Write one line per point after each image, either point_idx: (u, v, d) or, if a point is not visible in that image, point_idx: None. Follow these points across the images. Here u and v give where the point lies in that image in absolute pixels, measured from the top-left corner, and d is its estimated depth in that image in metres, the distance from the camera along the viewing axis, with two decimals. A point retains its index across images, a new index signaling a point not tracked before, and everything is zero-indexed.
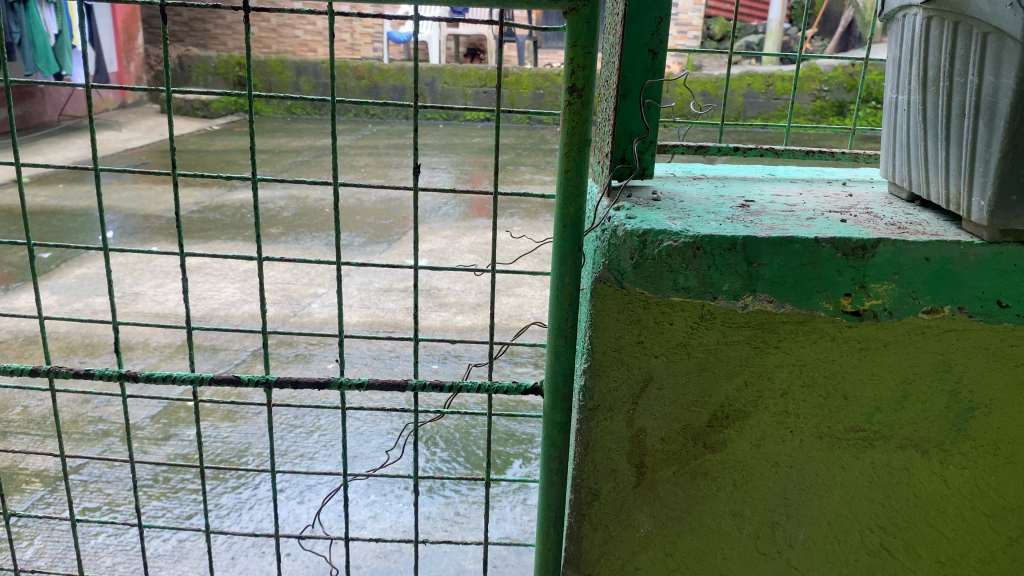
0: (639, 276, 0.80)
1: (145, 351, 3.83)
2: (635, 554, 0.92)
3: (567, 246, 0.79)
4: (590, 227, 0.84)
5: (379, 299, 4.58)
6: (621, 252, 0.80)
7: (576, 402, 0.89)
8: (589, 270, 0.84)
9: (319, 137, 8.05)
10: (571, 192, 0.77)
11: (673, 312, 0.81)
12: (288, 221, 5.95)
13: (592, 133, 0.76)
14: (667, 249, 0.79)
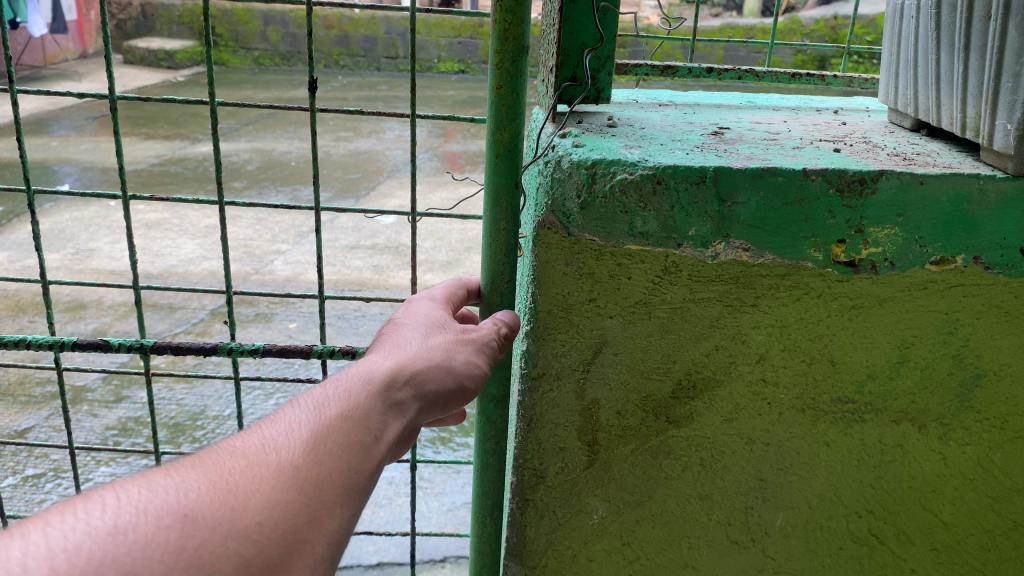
0: (587, 219, 0.66)
1: (97, 309, 3.67)
2: (587, 544, 0.80)
3: (507, 175, 0.65)
4: (532, 160, 0.70)
5: (345, 257, 4.47)
6: (566, 189, 0.66)
7: (518, 370, 0.75)
8: (531, 212, 0.70)
9: (287, 89, 7.82)
10: (506, 118, 0.64)
11: (635, 259, 0.68)
12: (252, 175, 5.77)
13: (530, 41, 0.62)
14: (621, 184, 0.65)
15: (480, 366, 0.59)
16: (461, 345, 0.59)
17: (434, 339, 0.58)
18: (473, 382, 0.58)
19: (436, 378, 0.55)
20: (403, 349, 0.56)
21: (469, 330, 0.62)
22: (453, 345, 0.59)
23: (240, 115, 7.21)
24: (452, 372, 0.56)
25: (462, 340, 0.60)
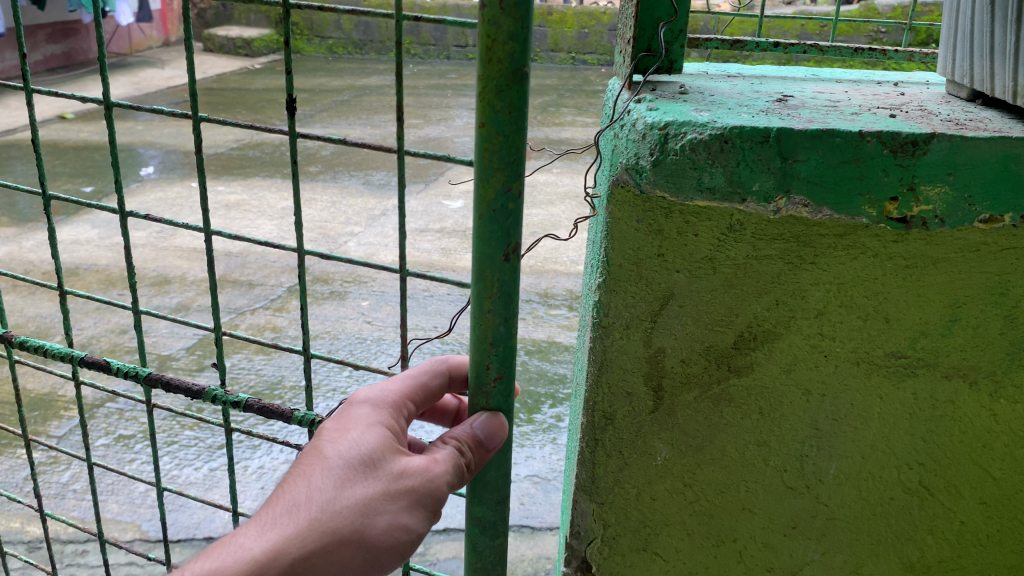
0: (658, 175, 0.73)
1: (182, 284, 4.04)
2: (652, 484, 0.87)
3: (492, 233, 0.69)
4: (610, 123, 0.77)
5: (415, 240, 4.70)
6: (640, 149, 0.73)
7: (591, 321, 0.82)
8: (608, 173, 0.77)
9: (360, 76, 8.30)
10: (493, 167, 0.67)
11: (699, 216, 0.74)
12: (326, 159, 6.04)
13: (521, 88, 0.65)
14: (691, 143, 0.71)
15: (396, 537, 0.63)
16: (384, 502, 0.63)
17: (350, 493, 0.63)
18: (381, 548, 0.63)
19: (320, 561, 0.61)
20: (307, 510, 0.62)
21: (392, 489, 0.64)
22: (361, 517, 0.63)
23: (315, 101, 7.53)
24: (353, 546, 0.62)
25: (386, 498, 0.64)
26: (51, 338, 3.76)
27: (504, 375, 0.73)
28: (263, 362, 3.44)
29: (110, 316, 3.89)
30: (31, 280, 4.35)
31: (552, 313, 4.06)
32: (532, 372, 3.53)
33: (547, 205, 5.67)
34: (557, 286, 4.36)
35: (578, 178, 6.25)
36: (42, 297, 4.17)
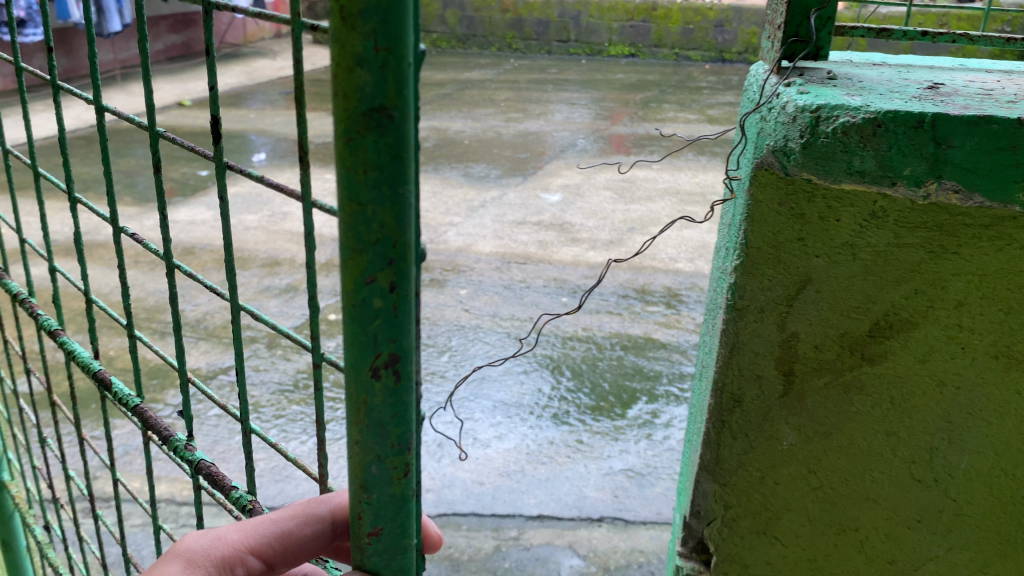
0: (807, 156, 0.85)
1: (291, 267, 4.48)
2: (777, 468, 1.00)
3: (358, 331, 0.62)
4: (758, 105, 0.91)
5: (511, 231, 5.09)
6: (792, 132, 0.86)
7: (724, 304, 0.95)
8: (750, 157, 0.90)
9: (460, 72, 9.60)
10: (355, 246, 0.60)
11: (835, 209, 0.86)
12: (428, 151, 6.74)
13: (372, 155, 0.57)
14: (845, 126, 0.83)
15: None
16: None
17: None
18: None
19: None
20: None
21: None
22: None
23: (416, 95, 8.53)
24: None
25: None
26: (168, 312, 4.00)
27: (369, 520, 0.69)
28: None
29: (223, 294, 4.18)
30: (150, 257, 4.63)
31: (649, 310, 4.06)
32: (627, 368, 3.53)
33: (646, 201, 5.67)
34: (654, 283, 4.35)
35: (679, 175, 6.21)
36: (160, 273, 4.43)
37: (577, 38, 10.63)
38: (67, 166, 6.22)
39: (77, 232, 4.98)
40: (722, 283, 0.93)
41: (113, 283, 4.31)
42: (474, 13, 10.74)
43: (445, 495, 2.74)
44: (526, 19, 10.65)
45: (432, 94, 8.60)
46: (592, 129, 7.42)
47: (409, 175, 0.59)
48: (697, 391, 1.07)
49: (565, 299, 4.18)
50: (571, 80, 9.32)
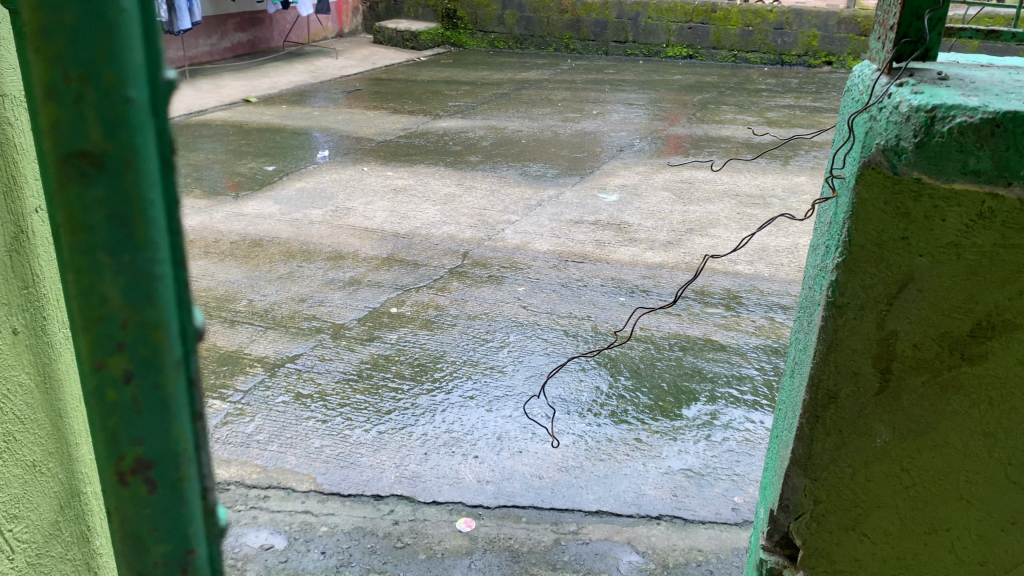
0: (920, 153, 1.19)
1: (354, 261, 4.62)
2: (871, 460, 1.39)
3: (105, 415, 0.62)
4: (871, 106, 1.25)
5: (569, 230, 5.13)
6: (908, 131, 1.19)
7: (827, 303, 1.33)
8: (859, 157, 1.25)
9: (518, 71, 9.72)
10: (91, 325, 0.59)
11: (940, 212, 1.21)
12: (486, 149, 6.82)
13: (85, 241, 0.56)
14: (958, 125, 1.15)
15: None
16: None
17: None
18: None
19: None
20: None
21: None
22: None
23: (474, 93, 8.67)
24: None
25: None
26: (237, 301, 4.13)
27: None
28: (427, 337, 3.79)
29: (290, 285, 4.31)
30: (219, 248, 4.78)
31: (708, 311, 4.05)
32: (686, 368, 3.53)
33: (705, 202, 5.64)
34: (715, 284, 4.35)
35: (739, 177, 6.16)
36: (229, 264, 4.57)
37: (635, 39, 10.60)
38: None
39: None
40: (827, 284, 1.31)
41: (184, 272, 4.46)
42: (532, 13, 10.84)
43: (504, 487, 2.78)
44: (583, 20, 10.68)
45: (490, 93, 8.67)
46: (649, 130, 7.40)
47: (146, 238, 0.57)
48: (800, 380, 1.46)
49: (623, 299, 4.20)
50: (628, 80, 9.30)
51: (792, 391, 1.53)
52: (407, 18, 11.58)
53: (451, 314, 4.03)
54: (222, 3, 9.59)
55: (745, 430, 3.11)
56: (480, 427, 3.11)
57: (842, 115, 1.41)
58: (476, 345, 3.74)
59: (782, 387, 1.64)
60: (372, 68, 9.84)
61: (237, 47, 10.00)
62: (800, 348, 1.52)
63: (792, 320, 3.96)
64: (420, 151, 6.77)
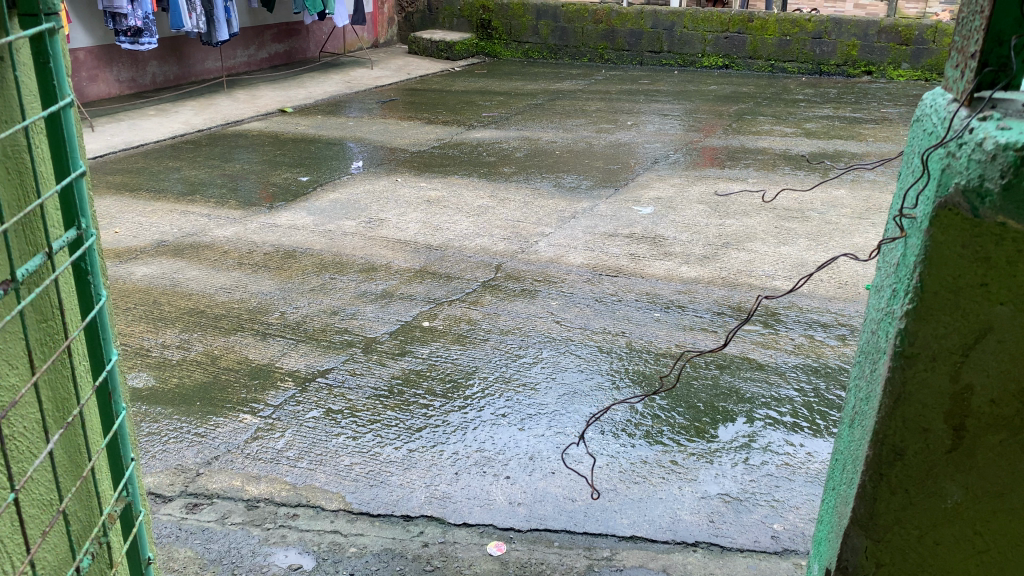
0: (1003, 199, 1.17)
1: (386, 273, 4.60)
2: (944, 517, 1.38)
3: None
4: (948, 141, 1.24)
5: (604, 243, 5.06)
6: (992, 170, 1.17)
7: (897, 355, 1.32)
8: (936, 202, 1.24)
9: (553, 82, 9.71)
10: None
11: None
12: (520, 161, 6.79)
13: None
14: None
15: None
16: None
17: None
18: None
19: None
20: None
21: None
22: None
23: (509, 104, 8.65)
24: None
25: None
26: (269, 314, 4.13)
27: None
28: (459, 352, 3.74)
29: (322, 298, 4.29)
30: (253, 259, 4.79)
31: (745, 329, 3.96)
32: (722, 388, 3.44)
33: (741, 216, 5.54)
34: (752, 300, 4.26)
35: (777, 190, 6.03)
36: (262, 275, 4.58)
37: (670, 49, 10.53)
38: (176, 170, 6.51)
39: (185, 233, 5.20)
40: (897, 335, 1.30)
41: (218, 283, 4.48)
42: (567, 24, 10.83)
43: (536, 509, 2.72)
44: (618, 30, 10.63)
45: (524, 104, 8.65)
46: (684, 141, 7.31)
47: None
48: (861, 434, 1.45)
49: (658, 314, 4.12)
50: (663, 91, 9.23)
51: (851, 443, 1.54)
52: (442, 28, 11.62)
53: (483, 328, 3.98)
54: (260, 14, 9.70)
55: (785, 455, 3.01)
56: (512, 446, 3.06)
57: (915, 149, 1.40)
58: (508, 361, 3.67)
59: (840, 435, 1.65)
60: (407, 78, 9.88)
61: (273, 58, 10.11)
62: (860, 399, 1.52)
63: (832, 339, 3.85)
64: (453, 162, 6.76)
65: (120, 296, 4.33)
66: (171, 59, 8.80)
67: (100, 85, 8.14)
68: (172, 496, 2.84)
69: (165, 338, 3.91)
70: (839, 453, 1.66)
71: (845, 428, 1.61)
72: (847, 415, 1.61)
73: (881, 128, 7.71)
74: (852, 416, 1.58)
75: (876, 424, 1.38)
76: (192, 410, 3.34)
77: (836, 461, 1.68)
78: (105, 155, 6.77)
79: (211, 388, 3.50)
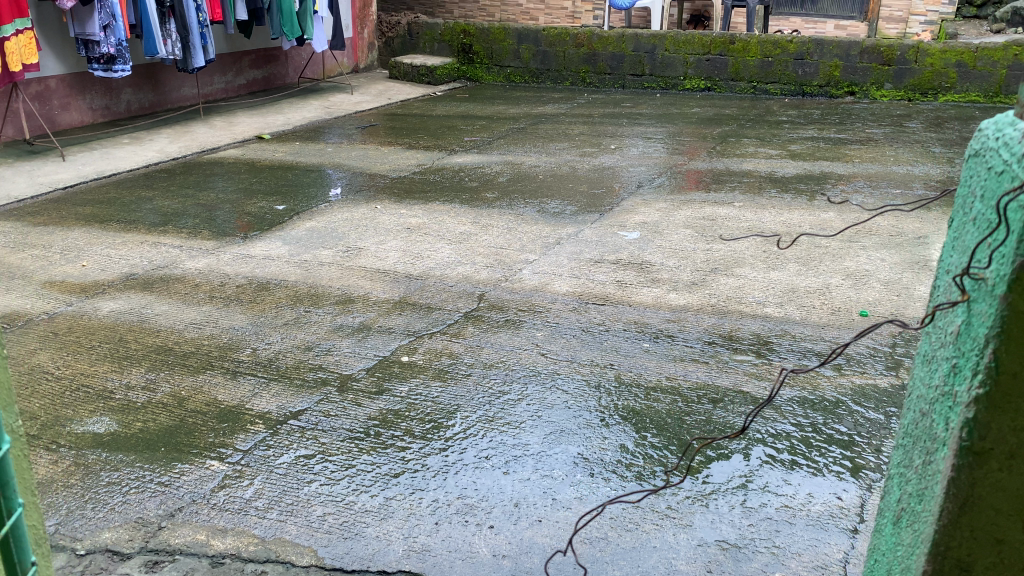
0: None
1: (364, 305, 4.43)
2: None
3: None
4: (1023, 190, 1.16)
5: (590, 270, 4.91)
6: None
7: (965, 456, 1.31)
8: (1004, 277, 1.21)
9: (535, 105, 9.62)
10: None
11: None
12: (503, 186, 6.65)
13: None
14: None
15: None
16: None
17: None
18: None
19: None
20: None
21: None
22: None
23: (491, 128, 8.55)
24: None
25: None
26: (241, 350, 3.94)
27: None
28: (439, 389, 3.56)
29: (296, 332, 4.11)
30: (225, 292, 4.61)
31: (737, 359, 3.81)
32: (715, 423, 3.28)
33: (729, 240, 5.42)
34: (743, 329, 4.11)
35: (764, 213, 5.91)
36: (234, 309, 4.40)
37: (652, 72, 10.48)
38: (149, 200, 6.32)
39: (156, 265, 5.01)
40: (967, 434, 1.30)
41: (188, 319, 4.29)
42: (548, 47, 10.76)
43: (522, 562, 2.54)
44: (599, 54, 10.57)
45: (506, 128, 8.55)
46: (668, 165, 7.20)
47: None
48: (916, 541, 1.45)
49: (647, 345, 3.96)
50: (646, 114, 9.15)
51: (897, 546, 1.56)
52: (422, 53, 11.54)
53: (465, 362, 3.81)
54: (237, 41, 9.57)
55: (784, 497, 2.85)
56: (496, 493, 2.88)
57: (982, 189, 1.35)
58: (491, 398, 3.50)
59: (879, 534, 1.71)
60: (387, 103, 9.77)
61: (251, 84, 9.98)
62: (908, 494, 1.54)
63: (828, 368, 3.71)
64: (434, 188, 6.60)
65: (85, 334, 4.14)
66: (146, 86, 8.64)
67: (73, 114, 7.95)
68: (130, 554, 2.63)
69: (130, 379, 3.71)
70: (879, 553, 1.72)
71: (888, 526, 1.63)
72: (891, 511, 1.62)
73: (867, 148, 7.64)
74: (897, 514, 1.59)
75: (935, 536, 1.37)
76: (156, 457, 3.15)
77: (875, 560, 1.73)
78: (76, 185, 6.58)
79: (177, 432, 3.30)
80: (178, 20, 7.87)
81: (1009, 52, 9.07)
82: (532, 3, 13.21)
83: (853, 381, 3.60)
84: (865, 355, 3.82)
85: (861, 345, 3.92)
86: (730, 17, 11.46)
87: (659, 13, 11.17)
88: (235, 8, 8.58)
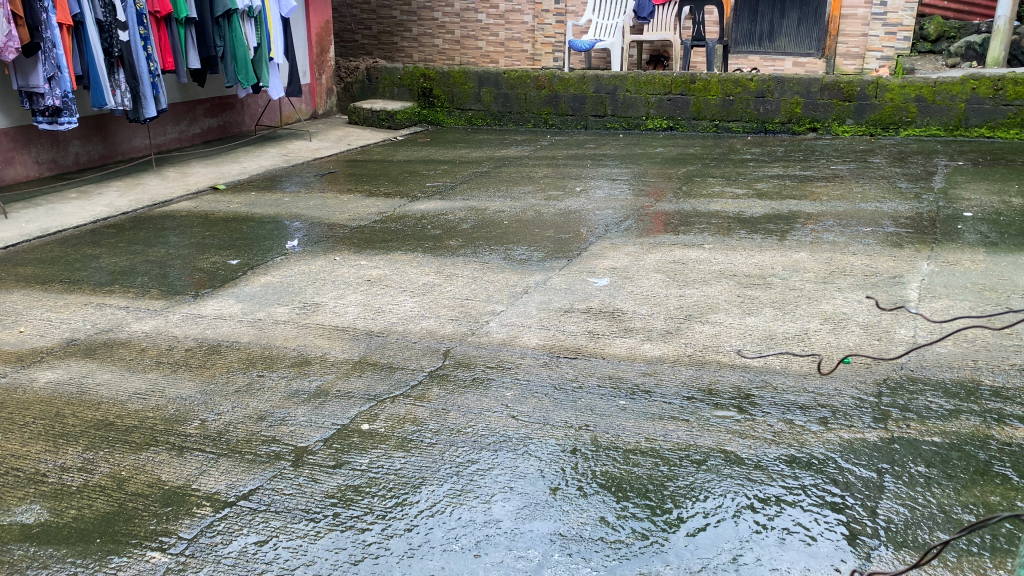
0: None
1: (322, 366, 4.18)
2: None
3: None
4: None
5: (560, 321, 4.70)
6: None
7: None
8: None
9: (498, 148, 9.50)
10: None
11: None
12: (467, 233, 6.45)
13: None
14: None
15: None
16: None
17: None
18: None
19: None
20: None
21: None
22: None
23: (454, 172, 8.38)
24: None
25: None
26: (188, 423, 3.66)
27: None
28: (402, 460, 3.31)
29: (248, 401, 3.83)
30: (172, 357, 4.33)
31: (718, 416, 3.60)
32: (700, 489, 3.07)
33: (701, 284, 5.26)
34: (722, 381, 3.92)
35: (735, 255, 5.77)
36: (182, 376, 4.11)
37: (614, 113, 10.45)
38: (95, 257, 6.03)
39: (99, 329, 4.72)
40: None
41: (132, 388, 3.99)
42: (510, 90, 10.67)
43: None
44: (561, 96, 10.51)
45: (469, 172, 8.39)
46: (634, 207, 7.06)
47: None
48: None
49: (623, 403, 3.74)
50: (609, 155, 9.06)
51: None
52: (382, 97, 11.40)
53: (430, 430, 3.55)
54: (191, 89, 9.35)
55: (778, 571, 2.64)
56: None
57: None
58: (459, 467, 3.25)
59: None
60: (347, 149, 9.57)
61: (205, 132, 9.74)
62: None
63: (814, 423, 3.51)
64: (396, 237, 6.38)
65: (18, 409, 3.82)
66: (95, 138, 8.36)
67: (17, 168, 7.64)
68: None
69: (65, 459, 3.41)
70: None
71: None
72: None
73: (833, 185, 7.59)
74: None
75: None
76: (90, 549, 2.85)
77: None
78: (18, 244, 6.26)
79: (115, 519, 3.00)
80: (127, 70, 7.60)
81: (966, 86, 9.17)
82: (492, 46, 13.18)
83: (841, 436, 3.40)
84: (851, 406, 3.64)
85: (845, 395, 3.74)
86: (689, 55, 11.50)
87: (618, 53, 11.19)
88: (187, 56, 8.36)
